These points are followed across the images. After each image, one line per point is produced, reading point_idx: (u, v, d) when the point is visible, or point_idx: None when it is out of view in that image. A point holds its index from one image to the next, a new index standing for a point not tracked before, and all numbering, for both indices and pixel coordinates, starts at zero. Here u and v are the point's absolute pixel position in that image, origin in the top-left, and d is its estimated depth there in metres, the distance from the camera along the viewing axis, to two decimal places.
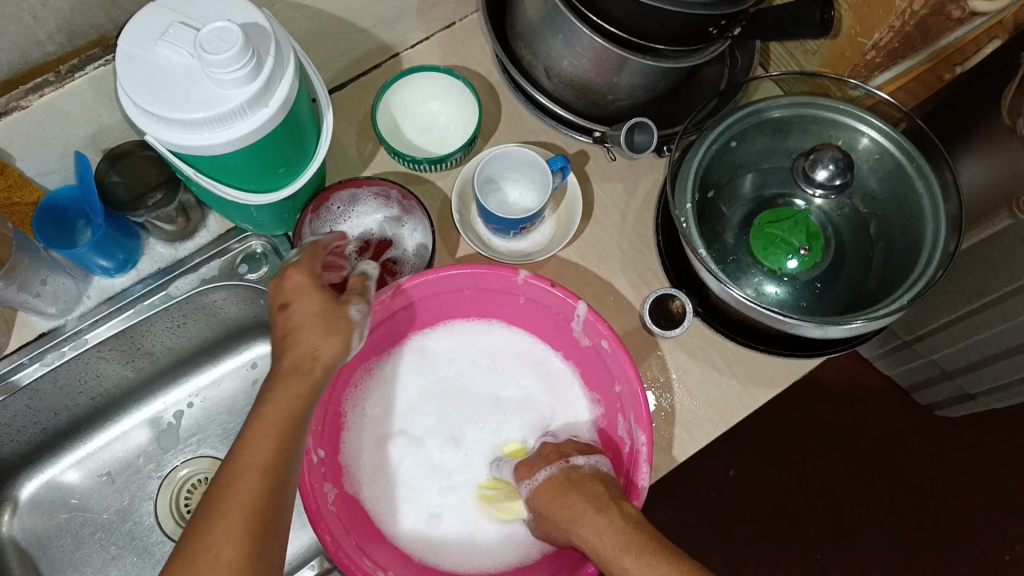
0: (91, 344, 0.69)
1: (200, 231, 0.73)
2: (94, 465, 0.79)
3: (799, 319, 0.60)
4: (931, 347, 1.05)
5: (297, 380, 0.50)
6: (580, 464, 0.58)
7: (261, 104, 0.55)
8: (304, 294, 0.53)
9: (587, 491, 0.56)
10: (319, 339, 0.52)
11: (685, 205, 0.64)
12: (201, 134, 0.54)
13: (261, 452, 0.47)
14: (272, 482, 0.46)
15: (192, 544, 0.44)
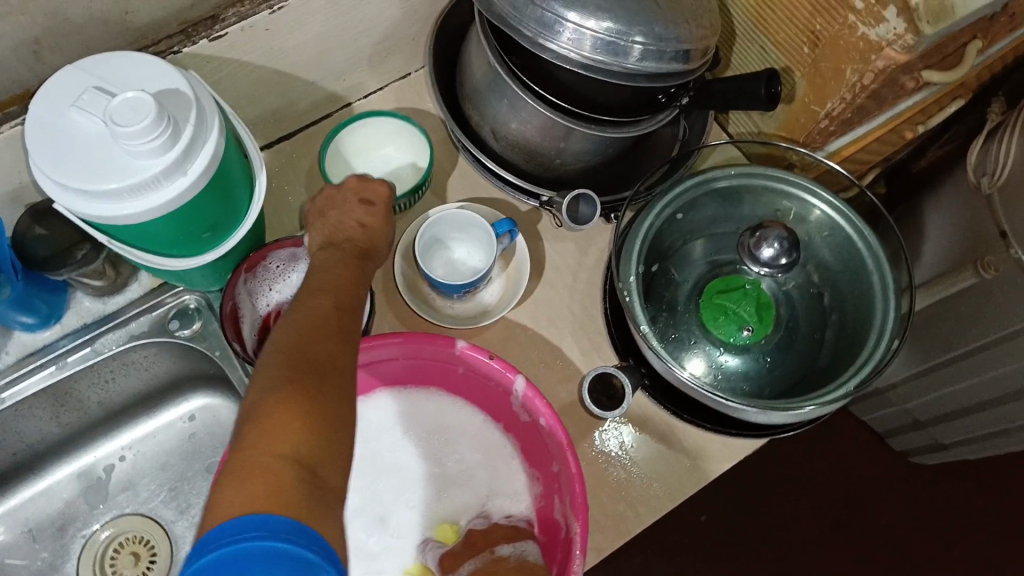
0: (8, 403, 0.65)
1: (132, 285, 0.69)
2: (16, 521, 0.76)
3: (741, 403, 0.57)
4: (903, 396, 1.05)
5: (361, 261, 0.54)
6: (505, 556, 0.57)
7: (181, 172, 0.52)
8: (382, 200, 0.59)
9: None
10: (383, 240, 0.57)
11: (629, 277, 0.61)
12: (115, 205, 0.51)
13: (336, 297, 0.49)
14: (345, 318, 0.49)
15: (289, 352, 0.43)
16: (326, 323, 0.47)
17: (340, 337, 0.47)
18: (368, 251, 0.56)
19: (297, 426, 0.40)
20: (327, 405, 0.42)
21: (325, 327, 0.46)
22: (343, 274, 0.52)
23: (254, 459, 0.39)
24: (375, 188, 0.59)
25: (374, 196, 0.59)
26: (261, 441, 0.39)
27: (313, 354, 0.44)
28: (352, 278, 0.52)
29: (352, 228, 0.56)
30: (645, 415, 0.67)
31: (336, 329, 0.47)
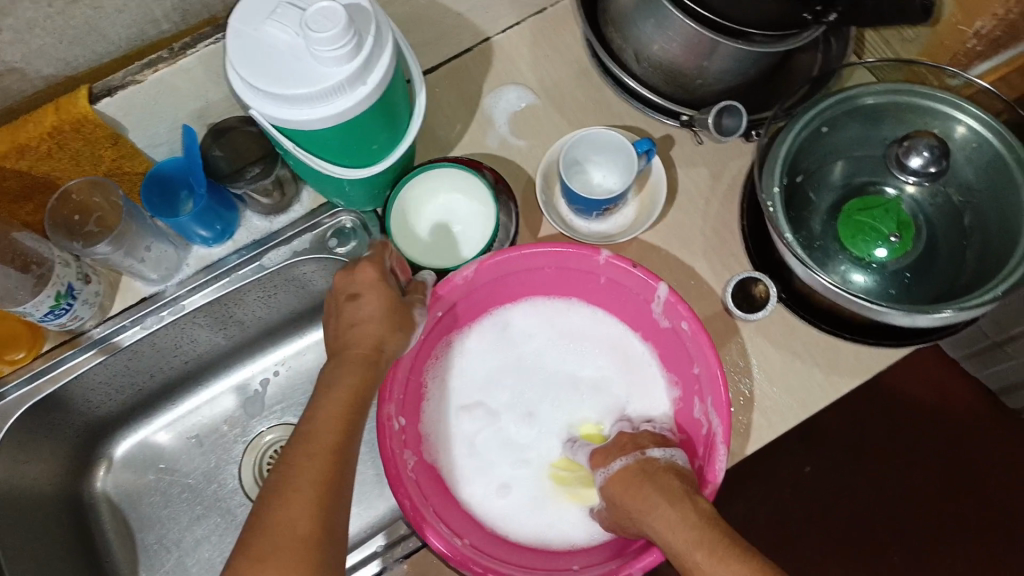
0: (186, 310, 0.72)
1: (294, 206, 0.75)
2: (184, 428, 0.84)
3: (887, 307, 0.59)
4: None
5: (367, 369, 0.56)
6: (655, 457, 0.60)
7: (361, 83, 0.57)
8: (370, 288, 0.58)
9: (660, 482, 0.57)
10: (383, 329, 0.57)
11: (773, 189, 0.64)
12: (303, 110, 0.56)
13: (322, 428, 0.52)
14: (332, 464, 0.51)
15: (296, 461, 0.50)
16: (310, 484, 0.49)
17: (321, 475, 0.50)
18: (369, 356, 0.57)
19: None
20: (306, 572, 0.46)
21: (311, 482, 0.49)
22: (337, 419, 0.53)
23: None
24: (376, 293, 0.58)
25: (358, 286, 0.59)
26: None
27: (291, 507, 0.48)
28: (340, 428, 0.52)
29: (364, 327, 0.57)
30: (780, 332, 0.67)
31: (318, 486, 0.49)
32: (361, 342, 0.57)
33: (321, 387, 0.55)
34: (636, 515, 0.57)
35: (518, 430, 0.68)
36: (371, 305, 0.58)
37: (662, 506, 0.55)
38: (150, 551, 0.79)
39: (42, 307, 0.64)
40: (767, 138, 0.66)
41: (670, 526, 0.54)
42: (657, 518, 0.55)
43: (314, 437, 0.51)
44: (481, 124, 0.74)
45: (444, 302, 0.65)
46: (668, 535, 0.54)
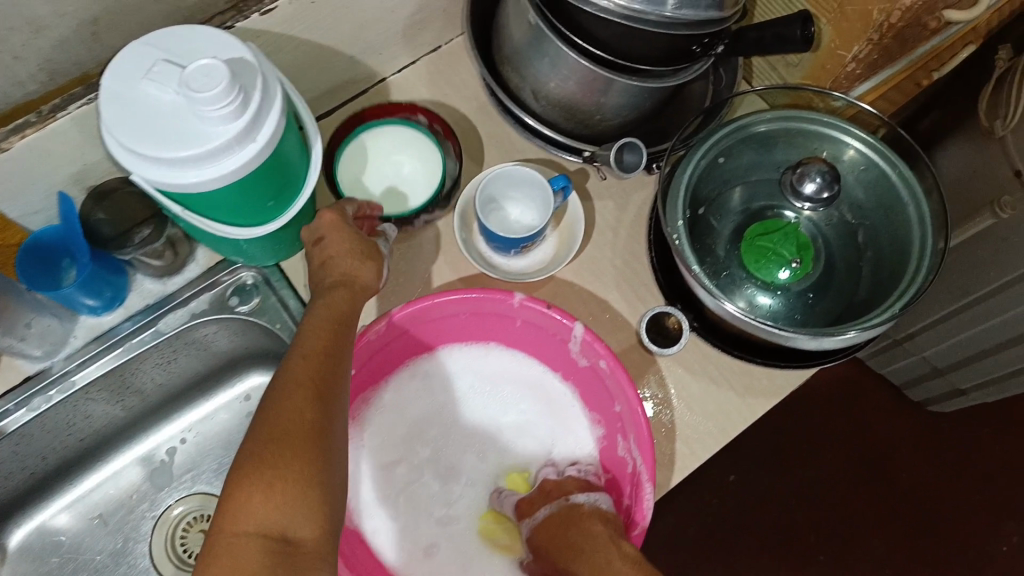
0: (78, 386, 0.67)
1: (189, 265, 0.71)
2: (85, 507, 0.78)
3: (793, 332, 0.61)
4: (921, 345, 1.03)
5: (346, 291, 0.57)
6: (580, 502, 0.60)
7: (250, 139, 0.54)
8: (336, 229, 0.58)
9: (585, 525, 0.57)
10: (352, 260, 0.58)
11: (678, 221, 0.64)
12: (189, 174, 0.53)
13: (318, 338, 0.53)
14: (329, 360, 0.52)
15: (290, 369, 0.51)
16: (313, 377, 0.51)
17: (319, 367, 0.51)
18: (345, 281, 0.57)
19: (266, 499, 0.45)
20: (309, 442, 0.48)
21: (313, 375, 0.51)
22: (331, 329, 0.54)
23: (241, 508, 0.45)
24: (344, 239, 0.58)
25: (321, 230, 0.58)
26: (239, 505, 0.45)
27: (292, 400, 0.49)
28: (334, 337, 0.54)
29: (333, 258, 0.58)
30: (694, 359, 0.68)
31: (319, 380, 0.51)
32: (336, 270, 0.57)
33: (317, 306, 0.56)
34: (563, 561, 0.56)
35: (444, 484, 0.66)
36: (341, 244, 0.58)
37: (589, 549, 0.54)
38: None
39: None
40: (668, 169, 0.67)
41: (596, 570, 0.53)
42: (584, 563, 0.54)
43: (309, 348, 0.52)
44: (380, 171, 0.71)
45: (355, 360, 0.62)
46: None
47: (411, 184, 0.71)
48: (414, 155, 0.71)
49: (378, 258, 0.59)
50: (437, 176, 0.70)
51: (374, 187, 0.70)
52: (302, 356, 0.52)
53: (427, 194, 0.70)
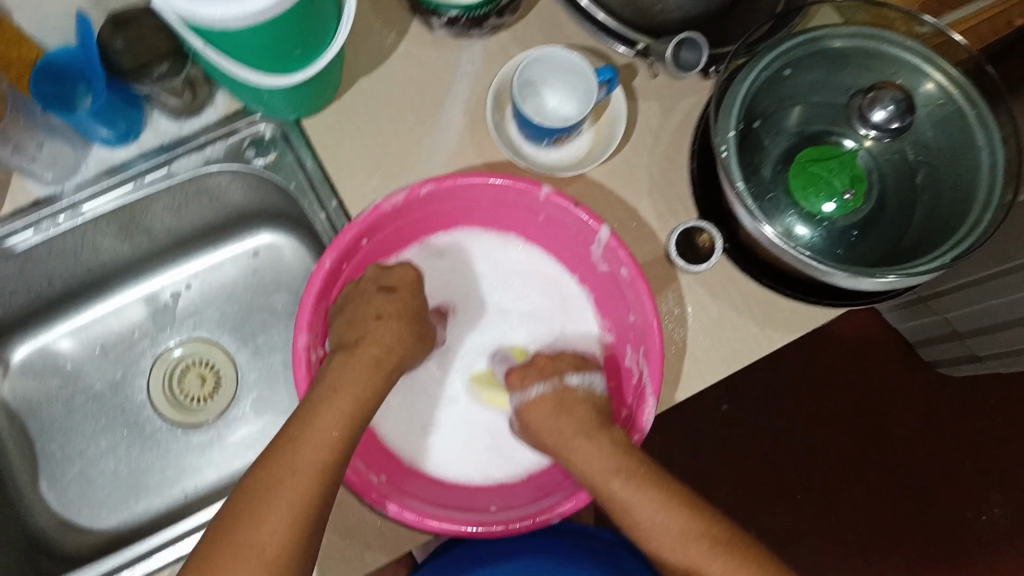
0: (86, 217, 0.66)
1: (207, 109, 0.67)
2: (88, 336, 0.79)
3: (832, 268, 0.57)
4: (946, 306, 1.00)
5: (381, 339, 0.58)
6: (574, 385, 0.59)
7: None
8: (392, 314, 0.59)
9: (583, 430, 0.55)
10: (401, 329, 0.59)
11: (728, 132, 0.60)
12: (215, 11, 0.49)
13: (353, 382, 0.54)
14: (360, 406, 0.54)
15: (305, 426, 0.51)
16: (340, 430, 0.52)
17: (351, 422, 0.52)
18: (384, 355, 0.57)
19: (277, 524, 0.48)
20: (305, 512, 0.49)
21: (342, 428, 0.52)
22: (366, 369, 0.55)
23: (241, 551, 0.47)
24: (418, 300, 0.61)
25: (394, 283, 0.61)
26: (244, 545, 0.47)
27: (320, 423, 0.51)
28: (369, 372, 0.55)
29: (396, 310, 0.59)
30: (717, 281, 0.65)
31: (346, 429, 0.52)
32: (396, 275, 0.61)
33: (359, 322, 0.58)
34: (556, 451, 0.56)
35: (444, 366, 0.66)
36: (410, 301, 0.61)
37: (581, 452, 0.54)
38: (51, 461, 0.76)
39: None
40: (725, 75, 0.61)
41: (597, 475, 0.54)
42: (583, 462, 0.55)
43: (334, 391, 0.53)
44: (417, 36, 0.67)
45: (369, 232, 0.60)
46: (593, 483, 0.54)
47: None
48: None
49: (423, 339, 0.61)
50: None
51: None
52: (330, 391, 0.53)
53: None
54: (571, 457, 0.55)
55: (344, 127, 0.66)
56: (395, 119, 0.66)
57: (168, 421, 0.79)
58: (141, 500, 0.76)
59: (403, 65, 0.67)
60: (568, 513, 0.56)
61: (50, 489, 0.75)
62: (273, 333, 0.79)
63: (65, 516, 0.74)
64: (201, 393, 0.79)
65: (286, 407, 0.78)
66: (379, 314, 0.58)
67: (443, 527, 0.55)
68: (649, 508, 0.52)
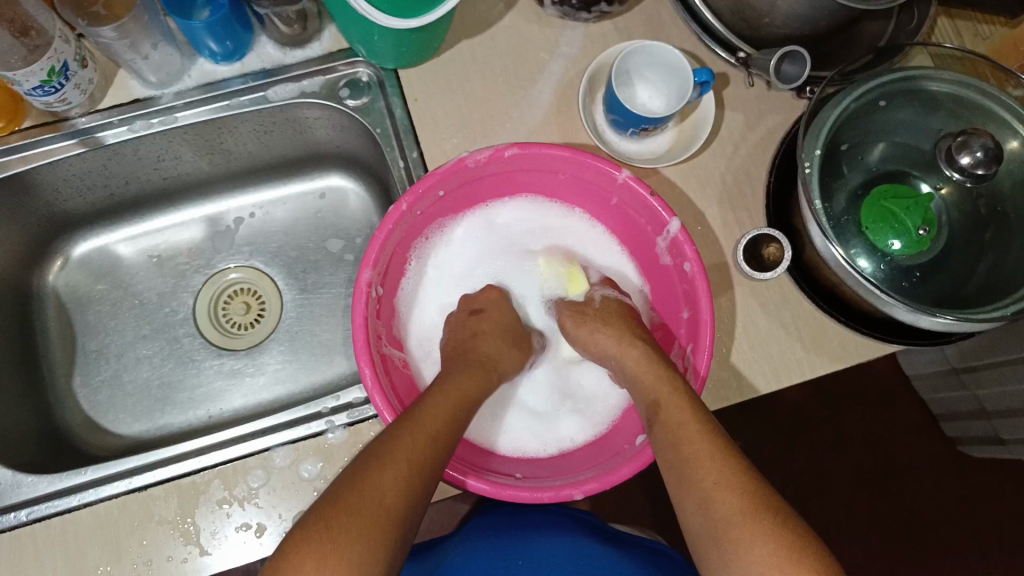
0: (178, 124, 0.69)
1: (313, 43, 0.70)
2: (147, 245, 0.81)
3: (893, 298, 0.58)
4: (980, 381, 0.94)
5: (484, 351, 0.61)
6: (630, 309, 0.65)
7: None
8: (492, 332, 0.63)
9: (682, 400, 0.53)
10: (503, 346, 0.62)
11: (814, 151, 0.62)
12: None
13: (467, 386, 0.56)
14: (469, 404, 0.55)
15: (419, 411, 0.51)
16: (453, 412, 0.52)
17: (463, 409, 0.53)
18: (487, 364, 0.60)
19: (398, 473, 0.45)
20: (417, 471, 0.46)
21: (455, 410, 0.52)
22: (475, 373, 0.58)
23: (366, 491, 0.44)
24: (507, 315, 0.66)
25: (482, 304, 0.66)
26: (367, 487, 0.44)
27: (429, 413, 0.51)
28: (478, 380, 0.57)
29: (489, 323, 0.63)
30: (772, 298, 0.66)
31: (458, 417, 0.52)
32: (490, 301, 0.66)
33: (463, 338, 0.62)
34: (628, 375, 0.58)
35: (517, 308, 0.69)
36: (501, 314, 0.65)
37: (642, 366, 0.57)
38: (88, 356, 0.77)
39: (32, 79, 0.60)
40: (819, 98, 0.64)
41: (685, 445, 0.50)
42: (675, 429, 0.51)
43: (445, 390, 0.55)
44: (525, 10, 0.70)
45: (447, 183, 0.62)
46: (680, 455, 0.50)
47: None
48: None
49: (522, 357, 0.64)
50: None
51: None
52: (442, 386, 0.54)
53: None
54: (664, 424, 0.52)
55: (439, 82, 0.68)
56: (488, 84, 0.68)
57: (208, 341, 0.80)
58: (166, 413, 0.76)
59: (506, 34, 0.69)
60: (590, 492, 0.57)
61: (82, 384, 0.76)
62: (324, 273, 0.81)
63: (92, 413, 0.75)
64: (243, 320, 0.81)
65: (320, 348, 0.78)
66: (474, 329, 0.63)
67: (467, 481, 0.55)
68: (723, 491, 0.47)
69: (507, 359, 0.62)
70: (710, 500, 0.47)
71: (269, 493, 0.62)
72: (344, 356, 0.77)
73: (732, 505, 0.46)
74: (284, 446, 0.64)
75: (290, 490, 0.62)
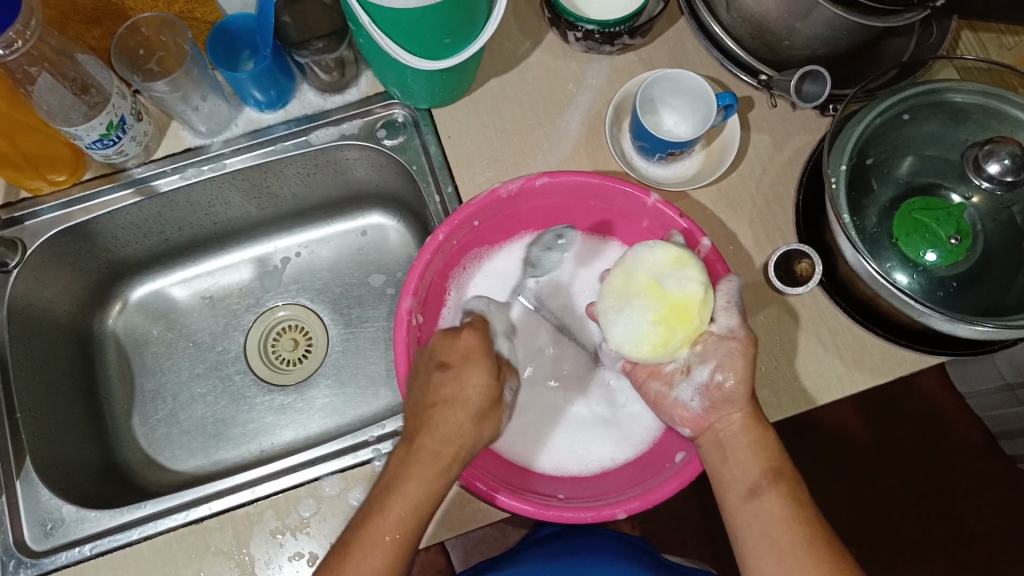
0: (228, 170, 0.73)
1: (351, 88, 0.74)
2: (199, 287, 0.85)
3: (928, 308, 0.58)
4: None
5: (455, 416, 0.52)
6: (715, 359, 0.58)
7: None
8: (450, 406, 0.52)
9: (786, 492, 0.53)
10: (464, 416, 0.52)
11: (840, 166, 0.63)
12: None
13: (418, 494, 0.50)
14: (422, 513, 0.51)
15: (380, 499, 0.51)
16: (399, 538, 0.50)
17: (414, 530, 0.50)
18: (450, 434, 0.52)
19: None
20: None
21: (399, 536, 0.50)
22: (426, 478, 0.51)
23: None
24: (476, 383, 0.53)
25: (456, 356, 0.55)
26: None
27: (390, 509, 0.50)
28: (432, 482, 0.51)
29: (460, 395, 0.53)
30: (809, 315, 0.66)
31: (408, 538, 0.50)
32: (456, 352, 0.55)
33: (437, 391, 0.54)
34: (727, 433, 0.57)
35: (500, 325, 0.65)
36: (468, 385, 0.53)
37: (749, 427, 0.56)
38: (146, 396, 0.81)
39: (92, 134, 0.64)
40: (841, 115, 0.65)
41: (789, 543, 0.52)
42: (773, 522, 0.53)
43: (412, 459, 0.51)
44: (552, 46, 0.73)
45: (481, 213, 0.64)
46: (782, 554, 0.51)
47: (608, 2, 0.71)
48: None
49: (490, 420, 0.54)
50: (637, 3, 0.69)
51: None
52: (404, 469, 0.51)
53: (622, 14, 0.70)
54: (763, 516, 0.53)
55: (472, 120, 0.71)
56: (519, 119, 0.71)
57: (258, 377, 0.82)
58: (220, 449, 0.78)
59: (534, 70, 0.72)
60: (634, 511, 0.57)
61: (141, 424, 0.79)
62: (367, 307, 0.83)
63: (151, 452, 0.78)
64: (292, 356, 0.83)
65: (365, 381, 0.80)
66: (430, 397, 0.54)
67: (498, 497, 0.56)
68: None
69: (480, 432, 0.53)
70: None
71: (319, 521, 0.64)
72: (389, 388, 0.79)
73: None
74: (332, 476, 0.66)
75: (340, 517, 0.65)
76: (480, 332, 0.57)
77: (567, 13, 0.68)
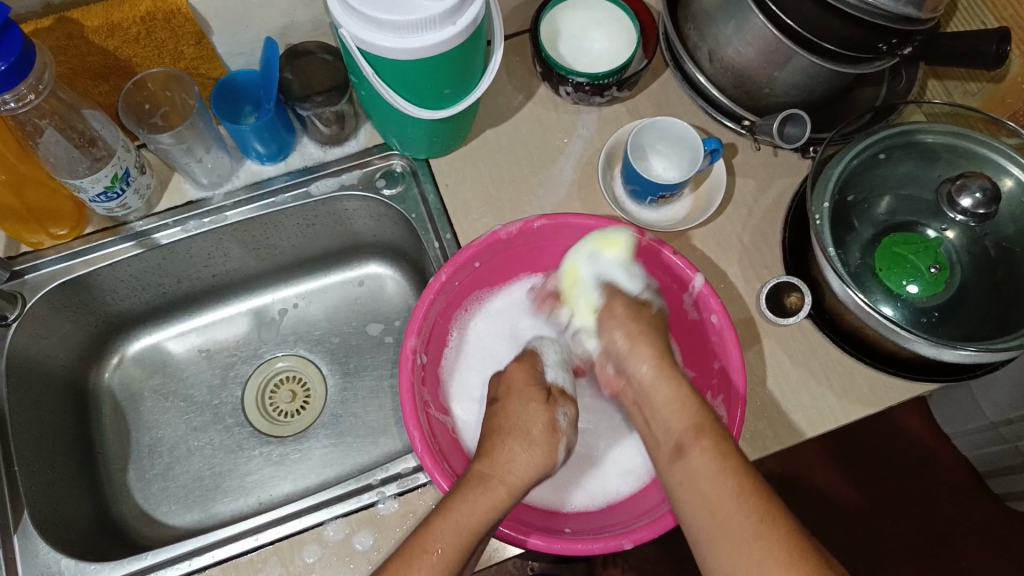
0: (228, 221, 0.74)
1: (350, 140, 0.77)
2: (195, 340, 0.85)
3: (912, 334, 0.60)
4: (1020, 434, 0.92)
5: (515, 440, 0.56)
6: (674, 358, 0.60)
7: (449, 22, 0.56)
8: (511, 432, 0.56)
9: (710, 444, 0.53)
10: (522, 446, 0.56)
11: (822, 204, 0.66)
12: (386, 37, 0.56)
13: (470, 513, 0.51)
14: (470, 538, 0.50)
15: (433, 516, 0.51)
16: (443, 555, 0.49)
17: (459, 549, 0.50)
18: (500, 471, 0.54)
19: None
20: None
21: (444, 551, 0.49)
22: (481, 499, 0.52)
23: None
24: (536, 414, 0.58)
25: (501, 393, 0.60)
26: None
27: (442, 521, 0.50)
28: (487, 506, 0.52)
29: (519, 424, 0.57)
30: (801, 348, 0.68)
31: (453, 561, 0.49)
32: (505, 399, 0.59)
33: (498, 421, 0.57)
34: (646, 389, 0.59)
35: (554, 357, 0.65)
36: (524, 417, 0.57)
37: (662, 383, 0.58)
38: (142, 451, 0.79)
39: (96, 186, 0.65)
40: (820, 158, 0.69)
41: (718, 496, 0.50)
42: (702, 477, 0.51)
43: (475, 481, 0.53)
44: (543, 99, 0.76)
45: (483, 255, 0.66)
46: (713, 507, 0.50)
47: (594, 58, 0.75)
48: (602, 33, 0.75)
49: (552, 451, 0.56)
50: (623, 57, 0.74)
51: (565, 53, 0.75)
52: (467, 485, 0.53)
53: (609, 68, 0.74)
54: (693, 474, 0.52)
55: (468, 169, 0.74)
56: (513, 167, 0.74)
57: (256, 430, 0.81)
58: (219, 501, 0.76)
59: (527, 121, 0.75)
60: (642, 542, 0.58)
61: (136, 478, 0.78)
62: (366, 356, 0.84)
63: (146, 506, 0.76)
64: (289, 407, 0.83)
65: (362, 430, 0.80)
66: (494, 429, 0.57)
67: (526, 539, 0.56)
68: (764, 545, 0.47)
69: (545, 458, 0.56)
70: (750, 557, 0.47)
71: (324, 567, 0.63)
72: (388, 436, 0.79)
73: (778, 555, 0.47)
74: (337, 519, 0.64)
75: (344, 562, 0.63)
76: (528, 366, 0.62)
77: (559, 66, 0.71)
